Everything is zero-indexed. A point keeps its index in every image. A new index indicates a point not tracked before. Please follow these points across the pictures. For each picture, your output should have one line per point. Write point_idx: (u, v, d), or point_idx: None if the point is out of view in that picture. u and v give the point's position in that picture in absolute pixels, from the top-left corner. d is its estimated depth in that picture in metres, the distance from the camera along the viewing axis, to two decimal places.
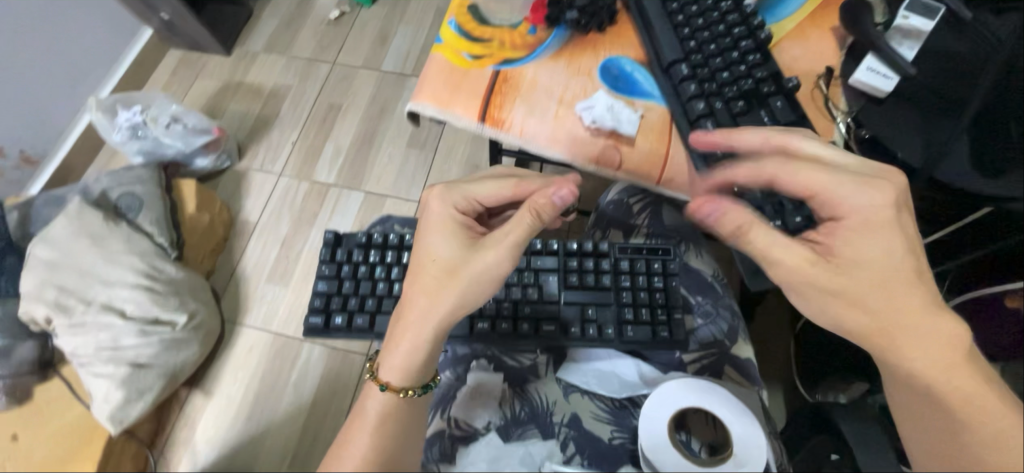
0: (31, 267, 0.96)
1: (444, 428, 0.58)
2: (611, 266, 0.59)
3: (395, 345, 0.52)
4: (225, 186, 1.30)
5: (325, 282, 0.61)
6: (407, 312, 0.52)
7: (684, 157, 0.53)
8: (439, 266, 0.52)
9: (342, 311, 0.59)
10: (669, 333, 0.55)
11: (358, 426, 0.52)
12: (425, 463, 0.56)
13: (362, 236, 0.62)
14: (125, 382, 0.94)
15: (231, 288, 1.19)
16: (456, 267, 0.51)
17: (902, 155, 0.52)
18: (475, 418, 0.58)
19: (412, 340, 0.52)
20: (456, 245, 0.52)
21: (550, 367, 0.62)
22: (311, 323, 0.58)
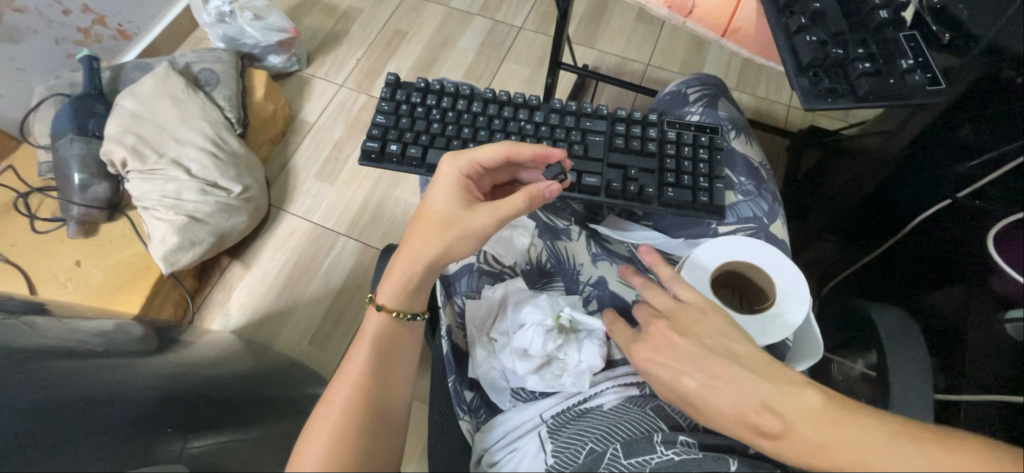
0: (117, 114, 1.05)
1: (474, 263, 0.61)
2: (658, 135, 0.62)
3: (390, 273, 0.54)
4: (291, 87, 1.39)
5: (385, 118, 0.66)
6: (402, 251, 0.55)
7: (756, 8, 0.54)
8: (435, 215, 0.55)
9: (398, 141, 0.64)
10: (708, 198, 0.58)
11: (356, 344, 0.53)
12: (454, 292, 0.60)
13: (421, 82, 0.67)
14: (180, 230, 1.01)
15: (282, 178, 1.27)
16: (450, 219, 0.54)
17: (968, 22, 0.56)
18: (504, 259, 0.62)
19: (405, 267, 0.54)
20: (453, 200, 0.55)
21: (583, 232, 0.65)
22: (368, 148, 0.63)
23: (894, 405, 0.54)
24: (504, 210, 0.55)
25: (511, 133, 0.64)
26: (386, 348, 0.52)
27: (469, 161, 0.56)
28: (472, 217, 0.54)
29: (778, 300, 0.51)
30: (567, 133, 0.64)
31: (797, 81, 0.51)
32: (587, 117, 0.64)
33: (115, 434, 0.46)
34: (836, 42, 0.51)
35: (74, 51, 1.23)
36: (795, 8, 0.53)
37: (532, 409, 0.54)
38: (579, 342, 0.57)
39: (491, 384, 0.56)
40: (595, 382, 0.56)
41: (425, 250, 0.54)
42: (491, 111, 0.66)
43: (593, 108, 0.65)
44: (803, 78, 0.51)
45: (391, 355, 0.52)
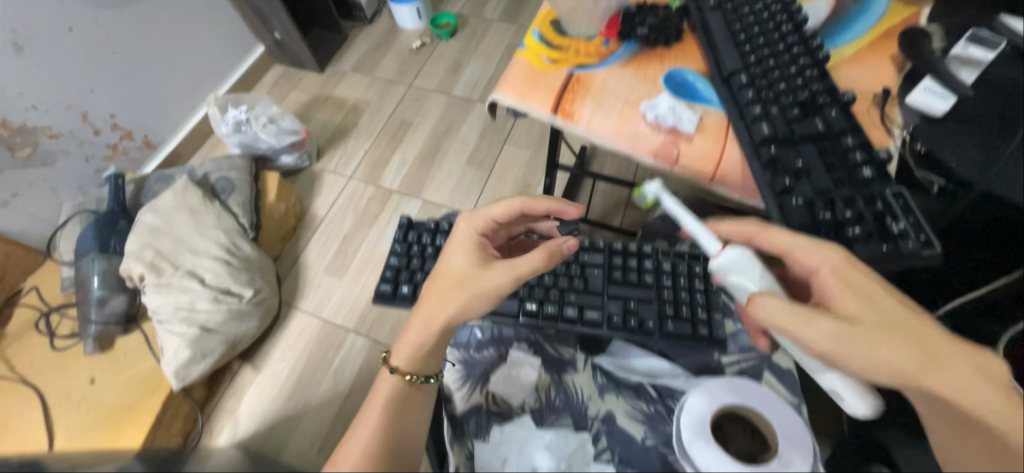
0: (137, 230, 1.10)
1: (482, 403, 0.60)
2: (654, 266, 0.65)
3: (410, 333, 0.56)
4: (302, 182, 1.45)
5: (396, 258, 0.72)
6: (420, 309, 0.57)
7: (741, 160, 0.47)
8: (452, 274, 0.57)
9: (408, 283, 0.70)
10: (709, 330, 0.61)
11: (369, 403, 0.55)
12: (462, 435, 0.58)
13: (431, 223, 0.76)
14: (193, 342, 1.03)
15: (292, 274, 1.30)
16: (466, 276, 0.57)
17: (955, 166, 0.46)
18: (512, 396, 0.61)
19: (422, 329, 0.56)
20: (470, 257, 0.59)
21: (588, 361, 0.64)
22: (381, 290, 0.70)
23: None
24: (523, 264, 0.56)
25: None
26: (393, 415, 0.53)
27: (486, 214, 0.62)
28: (487, 271, 0.57)
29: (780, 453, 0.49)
30: (567, 266, 0.67)
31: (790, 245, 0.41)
32: (585, 249, 0.68)
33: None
34: (824, 201, 0.43)
35: (102, 166, 1.31)
36: (779, 166, 0.45)
37: None
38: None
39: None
40: None
41: (443, 310, 0.55)
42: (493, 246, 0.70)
43: (591, 241, 0.70)
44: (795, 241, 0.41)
45: (398, 426, 0.52)
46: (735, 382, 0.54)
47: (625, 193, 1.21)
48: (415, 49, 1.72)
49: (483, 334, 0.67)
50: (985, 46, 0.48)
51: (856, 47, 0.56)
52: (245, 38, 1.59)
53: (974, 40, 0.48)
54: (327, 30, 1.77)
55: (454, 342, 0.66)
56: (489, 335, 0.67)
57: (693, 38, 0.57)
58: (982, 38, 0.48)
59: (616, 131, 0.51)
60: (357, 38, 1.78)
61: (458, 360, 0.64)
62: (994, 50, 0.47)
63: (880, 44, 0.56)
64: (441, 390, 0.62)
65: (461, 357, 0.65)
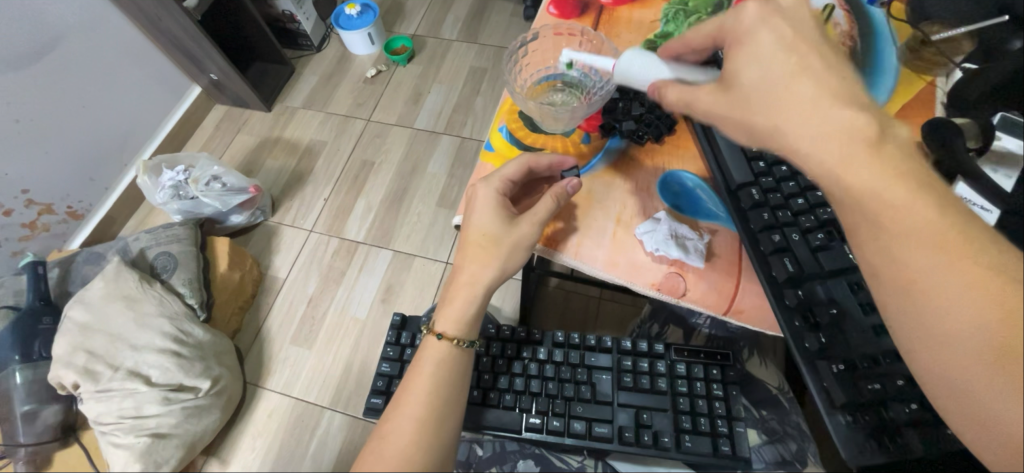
0: (64, 330, 0.96)
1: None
2: (667, 368, 0.55)
3: (454, 299, 0.48)
4: (257, 241, 1.33)
5: (389, 363, 0.66)
6: (459, 277, 0.47)
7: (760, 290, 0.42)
8: (481, 233, 0.46)
9: None
10: (731, 447, 0.50)
11: (418, 371, 0.47)
12: None
13: (424, 318, 0.71)
14: (142, 454, 0.91)
15: (255, 349, 1.18)
16: (499, 234, 0.45)
17: None
18: None
19: (467, 295, 0.48)
20: (499, 213, 0.46)
21: (599, 466, 0.56)
22: (372, 403, 0.63)
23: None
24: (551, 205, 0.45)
25: (517, 374, 0.58)
26: (443, 385, 0.46)
27: (504, 174, 0.47)
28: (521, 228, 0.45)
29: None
30: (572, 369, 0.57)
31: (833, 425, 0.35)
32: (590, 349, 0.58)
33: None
34: (865, 362, 0.37)
35: (19, 248, 1.16)
36: (812, 309, 0.39)
37: None
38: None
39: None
40: None
41: (486, 272, 0.46)
42: (494, 350, 0.60)
43: (596, 337, 0.59)
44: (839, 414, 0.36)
45: (452, 398, 0.46)
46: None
47: None
48: (371, 77, 1.60)
49: (484, 451, 0.58)
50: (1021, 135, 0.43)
51: None
52: (176, 82, 1.44)
53: (1005, 126, 0.44)
54: (272, 63, 1.62)
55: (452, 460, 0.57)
56: (492, 452, 0.58)
57: (686, 127, 0.51)
58: (1017, 126, 0.43)
59: (610, 259, 0.44)
60: (306, 69, 1.64)
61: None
62: None
63: None
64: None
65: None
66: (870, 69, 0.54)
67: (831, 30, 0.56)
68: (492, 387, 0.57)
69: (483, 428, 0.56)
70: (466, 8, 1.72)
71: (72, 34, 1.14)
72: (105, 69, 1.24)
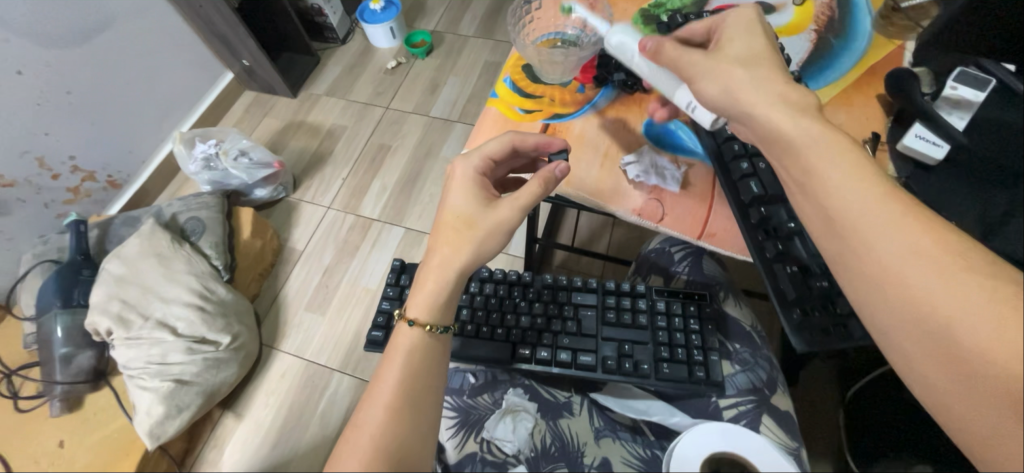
0: (101, 281, 1.04)
1: (476, 453, 0.56)
2: (648, 306, 0.60)
3: (423, 284, 0.49)
4: (278, 215, 1.41)
5: (388, 302, 0.72)
6: (431, 258, 0.49)
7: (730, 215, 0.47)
8: (457, 217, 0.50)
9: None
10: (705, 372, 0.55)
11: (390, 359, 0.48)
12: None
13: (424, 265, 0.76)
14: (166, 397, 0.98)
15: (272, 313, 1.25)
16: (475, 217, 0.49)
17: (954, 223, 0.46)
18: (506, 442, 0.55)
19: (437, 281, 0.49)
20: (476, 193, 0.51)
21: (584, 401, 0.60)
22: (372, 336, 0.69)
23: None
24: (522, 196, 0.49)
25: (507, 311, 0.63)
26: (416, 375, 0.47)
27: (485, 152, 0.51)
28: (496, 211, 0.49)
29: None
30: (559, 307, 0.62)
31: (786, 320, 0.41)
32: (577, 290, 0.63)
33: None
34: (819, 268, 0.42)
35: (63, 211, 1.26)
36: (771, 226, 0.44)
37: None
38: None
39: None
40: None
41: (452, 249, 0.48)
42: (487, 290, 0.65)
43: (583, 280, 0.64)
44: (791, 312, 0.42)
45: (423, 389, 0.46)
46: (721, 423, 0.48)
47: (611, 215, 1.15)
48: (391, 69, 1.68)
49: (476, 380, 0.62)
50: (975, 86, 0.48)
51: (841, 87, 0.56)
52: (211, 68, 1.54)
53: (962, 79, 0.49)
54: (299, 53, 1.72)
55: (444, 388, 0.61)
56: (484, 380, 0.62)
57: None
58: (972, 78, 0.48)
59: (596, 188, 0.50)
60: (330, 60, 1.73)
61: (452, 407, 0.59)
62: (984, 91, 0.48)
63: (866, 81, 0.56)
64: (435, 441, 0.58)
65: (455, 405, 0.60)
66: (846, 33, 0.59)
67: (811, 1, 0.62)
68: (484, 323, 0.62)
69: (473, 359, 0.60)
70: (484, 7, 1.81)
71: (122, 17, 1.25)
72: (149, 51, 1.34)
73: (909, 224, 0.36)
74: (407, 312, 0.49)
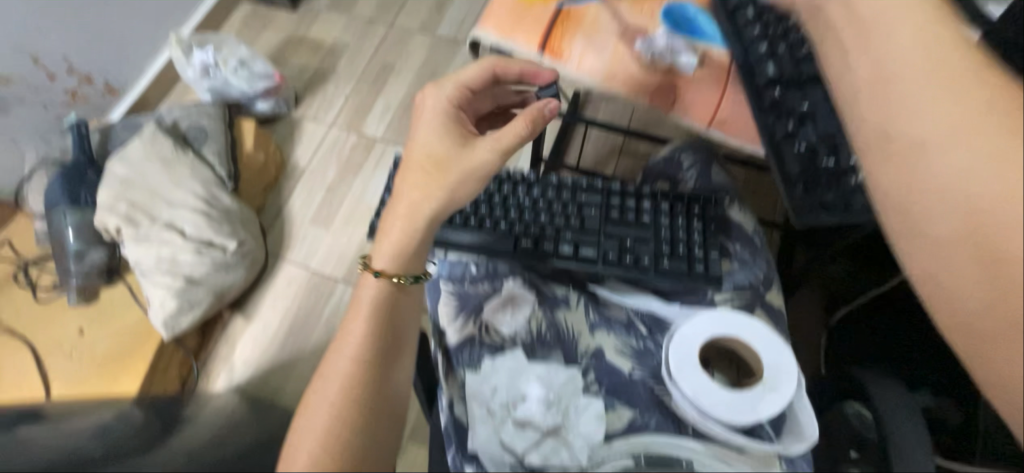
0: (108, 181, 1.06)
1: (475, 335, 0.58)
2: (651, 206, 0.63)
3: (389, 231, 0.51)
4: (281, 130, 1.39)
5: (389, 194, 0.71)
6: (398, 205, 0.52)
7: (740, 100, 0.51)
8: (428, 158, 0.52)
9: None
10: (704, 268, 0.58)
11: (354, 312, 0.51)
12: (455, 366, 0.57)
13: None
14: (179, 293, 1.02)
15: (277, 225, 1.27)
16: (449, 157, 0.52)
17: None
18: (505, 327, 0.58)
19: (406, 222, 0.51)
20: (449, 138, 0.53)
21: (582, 298, 0.61)
22: None
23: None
24: (504, 138, 0.52)
25: (511, 207, 0.65)
26: (379, 332, 0.49)
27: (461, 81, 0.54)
28: (472, 152, 0.52)
29: (767, 378, 0.49)
30: (564, 206, 0.64)
31: (789, 191, 0.45)
32: (582, 190, 0.65)
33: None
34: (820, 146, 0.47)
35: (63, 113, 1.24)
36: (783, 109, 0.49)
37: None
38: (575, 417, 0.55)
39: (492, 462, 0.52)
40: (595, 456, 0.53)
41: (421, 189, 0.51)
42: (492, 187, 0.66)
43: (589, 181, 0.66)
44: (792, 189, 0.46)
45: (385, 345, 0.49)
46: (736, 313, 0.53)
47: (619, 140, 1.13)
48: None
49: (477, 270, 0.61)
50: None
51: None
52: None
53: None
54: None
55: (447, 276, 0.60)
56: (485, 270, 0.61)
57: None
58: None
59: (608, 71, 0.52)
60: None
61: (451, 294, 0.60)
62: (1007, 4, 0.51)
63: None
64: (437, 322, 0.59)
65: (457, 292, 0.60)
66: None
67: None
68: (489, 216, 0.64)
69: (479, 249, 0.63)
70: None
71: None
72: None
73: (955, 104, 0.37)
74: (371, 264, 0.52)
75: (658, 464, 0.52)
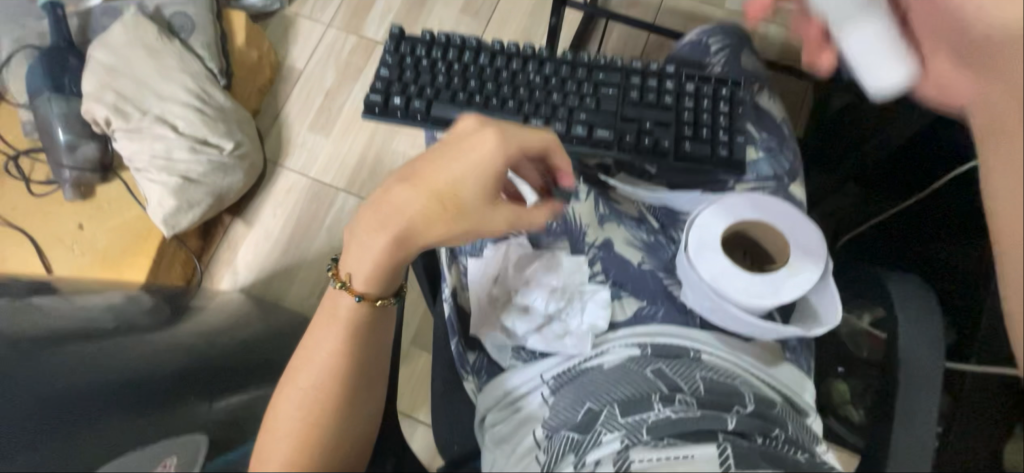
0: (92, 68, 0.99)
1: None
2: (675, 87, 0.59)
3: (370, 254, 0.50)
4: (275, 29, 1.28)
5: (387, 70, 0.62)
6: (391, 220, 0.48)
7: None
8: (446, 194, 0.48)
9: (402, 94, 0.61)
10: (728, 151, 0.57)
11: (328, 322, 0.51)
12: (459, 251, 0.59)
13: (426, 33, 0.63)
14: (176, 191, 1.00)
15: (275, 130, 1.21)
16: (469, 207, 0.48)
17: None
18: None
19: (393, 256, 0.50)
20: (481, 187, 0.48)
21: (591, 189, 0.59)
22: (370, 100, 0.60)
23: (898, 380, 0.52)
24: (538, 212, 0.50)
25: (520, 85, 0.60)
26: (353, 347, 0.50)
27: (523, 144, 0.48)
28: (493, 212, 0.49)
29: (791, 259, 0.51)
30: (578, 85, 0.60)
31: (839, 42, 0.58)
32: (599, 69, 0.61)
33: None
34: None
35: None
36: None
37: (533, 370, 0.54)
38: (581, 301, 0.55)
39: (493, 343, 0.55)
40: (598, 345, 0.53)
41: (427, 229, 0.48)
42: (499, 64, 0.61)
43: (607, 60, 0.61)
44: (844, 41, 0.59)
45: (359, 359, 0.50)
46: (761, 196, 0.53)
47: (642, 47, 1.04)
48: None
49: None
50: None
51: None
52: None
53: None
54: None
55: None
56: None
57: None
58: None
59: None
60: None
61: None
62: None
63: None
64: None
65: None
66: None
67: None
68: (495, 95, 0.60)
69: None
70: None
71: None
72: None
73: None
74: (353, 284, 0.51)
75: (666, 354, 0.52)
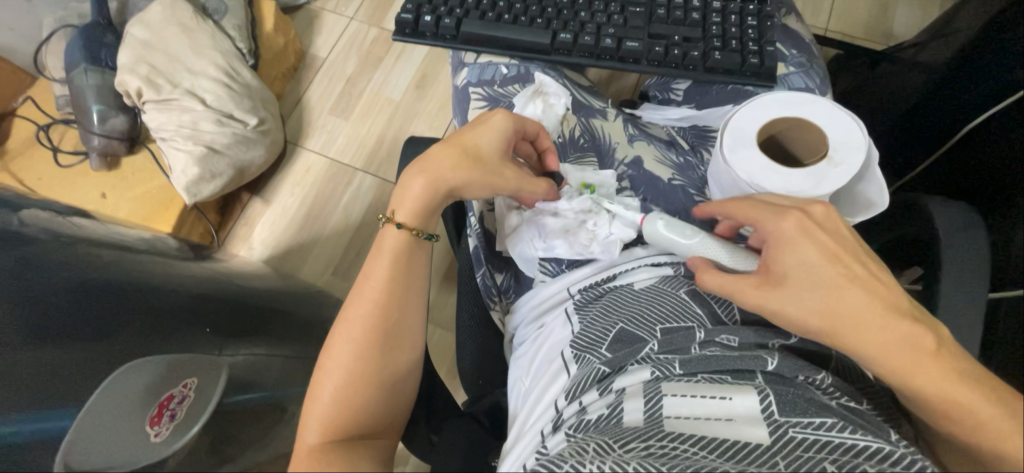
0: (128, 43, 1.04)
1: None
2: (702, 4, 0.65)
3: (410, 192, 0.52)
4: (300, 21, 1.32)
5: None
6: (433, 167, 0.52)
7: None
8: (473, 146, 0.52)
9: (432, 14, 0.69)
10: (758, 59, 0.62)
11: (375, 260, 0.52)
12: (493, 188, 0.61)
13: None
14: (200, 160, 1.01)
15: (296, 114, 1.25)
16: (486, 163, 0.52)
17: None
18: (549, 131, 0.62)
19: (431, 186, 0.52)
20: (501, 146, 0.53)
21: (619, 114, 0.65)
22: (402, 18, 0.69)
23: (941, 308, 0.51)
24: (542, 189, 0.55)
25: (553, 8, 0.68)
26: (396, 282, 0.50)
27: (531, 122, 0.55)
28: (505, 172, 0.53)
29: (830, 152, 0.51)
30: (606, 5, 0.67)
31: None
32: None
33: (167, 330, 0.51)
34: None
35: None
36: None
37: (561, 283, 0.57)
38: (610, 213, 0.57)
39: (520, 256, 0.59)
40: (627, 267, 0.55)
41: (455, 176, 0.51)
42: None
43: None
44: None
45: (404, 294, 0.50)
46: (799, 95, 0.53)
47: None
48: None
49: (508, 72, 0.67)
50: None
51: None
52: None
53: None
54: None
55: (477, 79, 0.66)
56: (516, 73, 0.67)
57: None
58: None
59: None
60: None
61: (482, 96, 0.65)
62: None
63: None
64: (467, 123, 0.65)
65: (485, 94, 0.66)
66: None
67: None
68: (526, 15, 0.68)
69: (518, 46, 0.67)
70: None
71: None
72: None
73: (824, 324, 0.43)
74: (396, 217, 0.53)
75: None
